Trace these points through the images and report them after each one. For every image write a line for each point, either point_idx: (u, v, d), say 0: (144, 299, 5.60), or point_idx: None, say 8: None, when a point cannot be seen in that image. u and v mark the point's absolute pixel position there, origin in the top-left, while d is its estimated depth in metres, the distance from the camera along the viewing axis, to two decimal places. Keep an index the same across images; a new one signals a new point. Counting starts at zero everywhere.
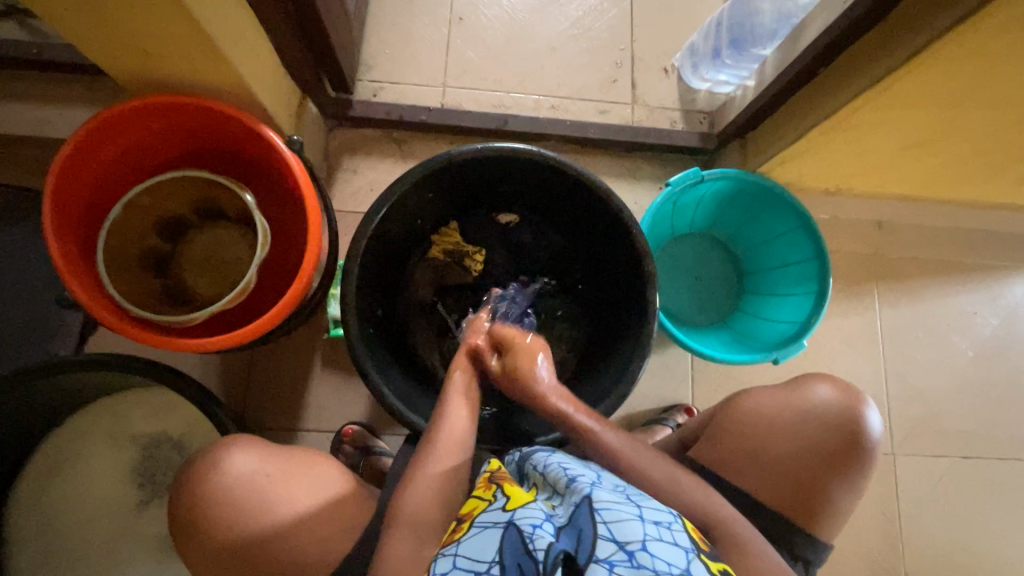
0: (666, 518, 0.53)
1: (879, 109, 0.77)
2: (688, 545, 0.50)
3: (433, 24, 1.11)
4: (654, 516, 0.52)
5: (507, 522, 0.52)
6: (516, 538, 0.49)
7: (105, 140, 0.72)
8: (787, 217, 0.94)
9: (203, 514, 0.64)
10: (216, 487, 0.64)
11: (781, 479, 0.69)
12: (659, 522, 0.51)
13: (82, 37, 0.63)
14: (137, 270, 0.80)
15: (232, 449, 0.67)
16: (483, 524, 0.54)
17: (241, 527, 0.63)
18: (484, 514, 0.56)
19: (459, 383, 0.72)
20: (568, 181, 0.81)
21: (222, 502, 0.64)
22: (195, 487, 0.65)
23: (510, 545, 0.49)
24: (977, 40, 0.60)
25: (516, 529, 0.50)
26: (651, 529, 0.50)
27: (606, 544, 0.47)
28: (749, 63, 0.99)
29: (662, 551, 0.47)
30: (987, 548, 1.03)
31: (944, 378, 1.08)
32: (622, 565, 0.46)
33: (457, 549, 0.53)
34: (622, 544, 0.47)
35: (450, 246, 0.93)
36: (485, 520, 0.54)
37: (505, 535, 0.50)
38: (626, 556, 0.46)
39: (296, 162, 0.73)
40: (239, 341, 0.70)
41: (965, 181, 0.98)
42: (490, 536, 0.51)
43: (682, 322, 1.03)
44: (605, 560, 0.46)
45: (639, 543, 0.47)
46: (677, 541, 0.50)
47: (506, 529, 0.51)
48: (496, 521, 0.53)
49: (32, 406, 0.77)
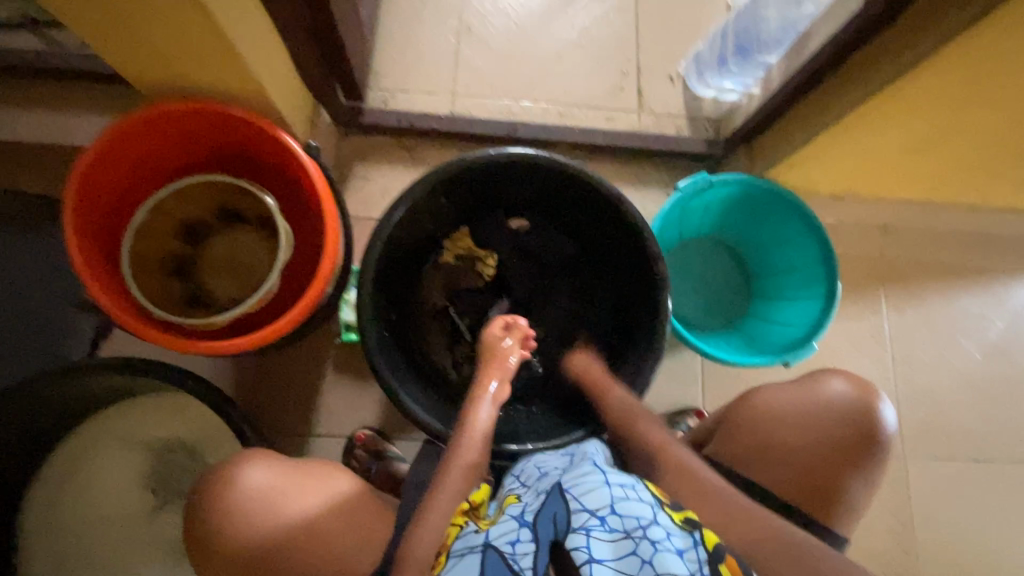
0: (630, 480, 0.54)
1: (886, 114, 0.78)
2: (653, 499, 0.52)
3: (442, 34, 1.13)
4: (618, 478, 0.54)
5: (484, 544, 0.53)
6: (498, 559, 0.50)
7: (126, 145, 0.73)
8: (793, 221, 0.96)
9: (218, 531, 0.64)
10: (230, 503, 0.64)
11: (798, 478, 0.69)
12: (624, 483, 0.53)
13: (103, 45, 0.64)
14: (157, 273, 0.81)
15: (246, 464, 0.66)
16: (459, 553, 0.54)
17: (262, 540, 0.63)
18: (458, 542, 0.56)
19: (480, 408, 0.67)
20: (580, 186, 0.82)
21: (240, 517, 0.64)
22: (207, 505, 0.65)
23: (492, 566, 0.50)
24: (983, 44, 0.62)
25: (494, 551, 0.51)
26: (618, 490, 0.52)
27: (579, 515, 0.50)
28: (755, 70, 1.00)
29: (630, 508, 0.50)
30: (1000, 551, 1.03)
31: (952, 380, 1.09)
32: (598, 529, 0.48)
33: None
34: (594, 510, 0.50)
35: (462, 250, 0.95)
36: (461, 547, 0.55)
37: (485, 558, 0.51)
38: (598, 521, 0.49)
39: (312, 166, 0.74)
40: (256, 343, 0.70)
41: (969, 184, 0.99)
42: (471, 561, 0.52)
43: (691, 326, 1.03)
44: (582, 527, 0.49)
45: (608, 507, 0.50)
46: (642, 496, 0.52)
47: (484, 551, 0.52)
48: (472, 546, 0.54)
49: (47, 411, 0.77)
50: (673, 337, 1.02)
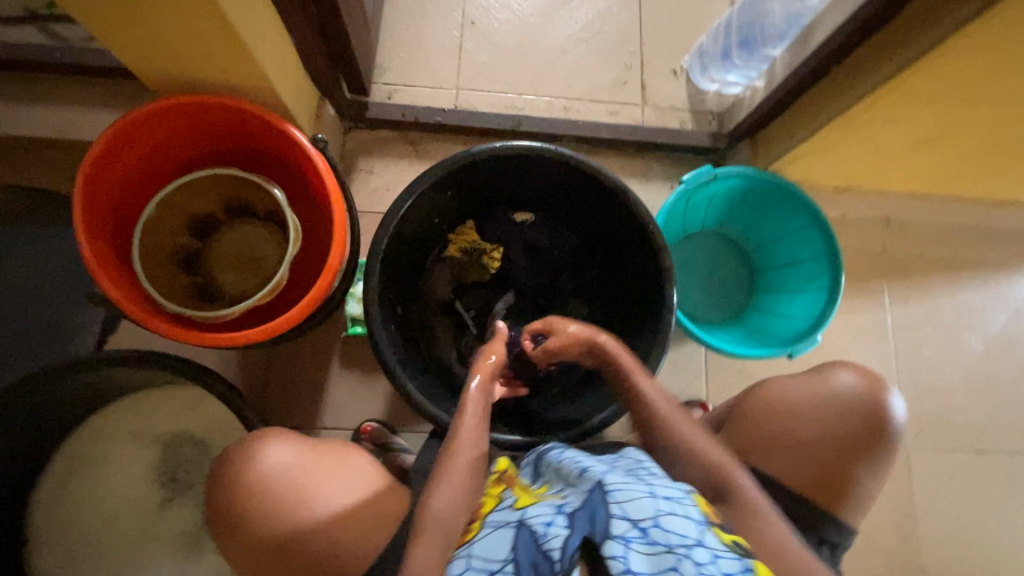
0: (676, 494, 0.54)
1: (889, 106, 0.78)
2: (699, 517, 0.51)
3: (445, 28, 1.13)
4: (665, 492, 0.53)
5: (519, 521, 0.54)
6: (530, 537, 0.50)
7: (134, 139, 0.73)
8: (798, 214, 0.96)
9: (242, 509, 0.64)
10: (252, 481, 0.64)
11: (804, 467, 0.70)
12: (671, 497, 0.52)
13: (111, 39, 0.64)
14: (168, 266, 0.82)
15: (266, 442, 0.67)
16: (494, 524, 0.56)
17: (281, 518, 0.63)
18: (494, 514, 0.59)
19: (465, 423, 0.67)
20: (586, 179, 0.82)
21: (259, 495, 0.64)
22: (229, 482, 0.65)
23: (523, 543, 0.50)
24: (987, 36, 0.62)
25: (527, 529, 0.51)
26: (663, 504, 0.51)
27: (620, 522, 0.48)
28: (760, 63, 1.00)
29: (674, 524, 0.48)
30: (1002, 543, 1.03)
31: (954, 373, 1.09)
32: (637, 541, 0.47)
33: (471, 549, 0.55)
34: (636, 521, 0.48)
35: (467, 244, 0.95)
36: (496, 520, 0.57)
37: (517, 534, 0.52)
38: (640, 532, 0.48)
39: (320, 159, 0.74)
40: (266, 336, 0.71)
41: (972, 177, 1.00)
42: (503, 535, 0.53)
43: (695, 319, 1.04)
44: (621, 536, 0.47)
45: (652, 519, 0.48)
46: (689, 514, 0.51)
47: (517, 528, 0.53)
48: (507, 521, 0.55)
49: (56, 404, 0.77)
50: (677, 330, 1.03)
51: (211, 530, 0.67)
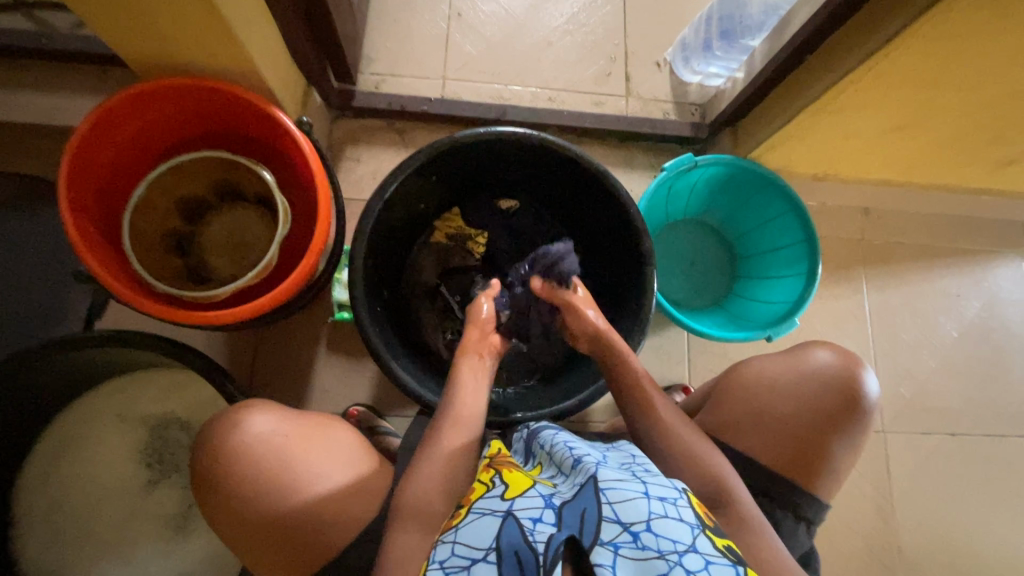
0: (672, 495, 0.53)
1: (864, 92, 0.80)
2: (693, 520, 0.51)
3: (432, 20, 1.15)
4: (660, 492, 0.52)
5: (506, 511, 0.53)
6: (516, 529, 0.50)
7: (120, 120, 0.74)
8: (778, 201, 0.98)
9: (229, 473, 0.65)
10: (236, 445, 0.65)
11: (781, 441, 0.72)
12: (665, 498, 0.52)
13: (95, 19, 0.64)
14: (159, 250, 0.83)
15: (253, 411, 0.68)
16: (481, 511, 0.55)
17: (270, 485, 0.64)
18: (482, 500, 0.57)
19: (453, 410, 0.66)
20: (567, 164, 0.84)
21: (247, 460, 0.65)
22: (214, 446, 0.66)
23: (507, 533, 0.50)
24: (953, 19, 0.64)
25: (515, 521, 0.51)
26: (657, 506, 0.50)
27: (610, 527, 0.48)
28: (739, 54, 1.03)
29: (667, 529, 0.48)
30: (975, 522, 1.06)
31: (930, 357, 1.12)
32: (627, 546, 0.47)
33: (456, 535, 0.54)
34: (628, 525, 0.48)
35: (453, 231, 0.97)
36: (483, 507, 0.55)
37: (504, 524, 0.51)
38: (631, 537, 0.47)
39: (306, 143, 0.75)
40: (253, 313, 0.71)
41: (946, 165, 1.02)
42: (490, 523, 0.52)
43: (678, 305, 1.06)
44: (610, 542, 0.47)
45: (644, 523, 0.48)
46: (683, 517, 0.50)
47: (504, 518, 0.52)
48: (494, 510, 0.54)
49: (43, 383, 0.78)
50: (661, 316, 1.05)
51: (196, 501, 0.68)
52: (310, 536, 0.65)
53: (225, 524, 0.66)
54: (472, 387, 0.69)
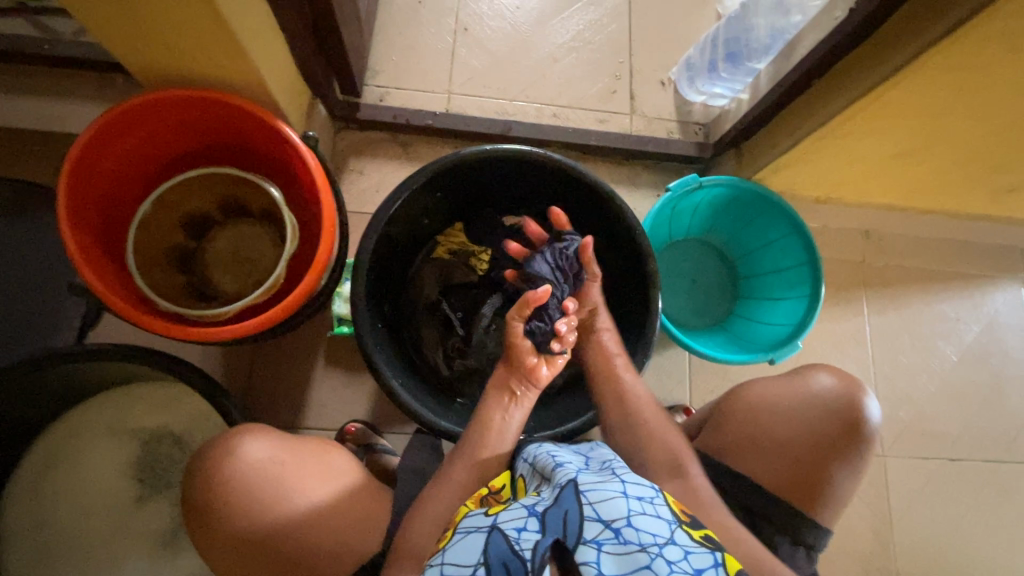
0: (649, 493, 0.52)
1: (869, 118, 0.81)
2: (670, 516, 0.49)
3: (438, 33, 1.15)
4: (637, 490, 0.51)
5: (490, 526, 0.51)
6: (502, 542, 0.47)
7: (121, 132, 0.73)
8: (781, 223, 0.98)
9: (222, 505, 0.63)
10: (230, 475, 0.64)
11: (782, 466, 0.71)
12: (643, 497, 0.50)
13: (99, 26, 0.63)
14: (162, 267, 0.82)
15: (244, 437, 0.66)
16: (466, 530, 0.52)
17: (265, 519, 0.63)
18: (467, 520, 0.55)
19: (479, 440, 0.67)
20: (572, 183, 0.83)
21: (241, 489, 0.63)
22: (206, 475, 0.64)
23: (494, 547, 0.47)
24: (961, 52, 0.64)
25: (500, 534, 0.48)
26: (635, 504, 0.49)
27: (592, 525, 0.47)
28: (744, 76, 1.03)
29: (647, 523, 0.47)
30: (973, 549, 1.05)
31: (930, 382, 1.12)
32: (610, 542, 0.45)
33: (443, 557, 0.51)
34: (608, 521, 0.47)
35: (455, 246, 0.96)
36: (468, 526, 0.53)
37: (489, 538, 0.49)
38: (612, 533, 0.46)
39: (310, 156, 0.74)
40: (255, 330, 0.70)
41: (948, 190, 1.03)
42: (475, 540, 0.50)
43: (681, 325, 1.06)
44: (593, 540, 0.45)
45: (624, 519, 0.47)
46: (660, 513, 0.49)
47: (490, 533, 0.50)
48: (480, 527, 0.52)
49: (36, 393, 0.76)
50: (663, 335, 1.04)
51: (187, 529, 0.67)
52: (309, 563, 0.64)
53: (222, 556, 0.65)
54: (499, 422, 0.68)
